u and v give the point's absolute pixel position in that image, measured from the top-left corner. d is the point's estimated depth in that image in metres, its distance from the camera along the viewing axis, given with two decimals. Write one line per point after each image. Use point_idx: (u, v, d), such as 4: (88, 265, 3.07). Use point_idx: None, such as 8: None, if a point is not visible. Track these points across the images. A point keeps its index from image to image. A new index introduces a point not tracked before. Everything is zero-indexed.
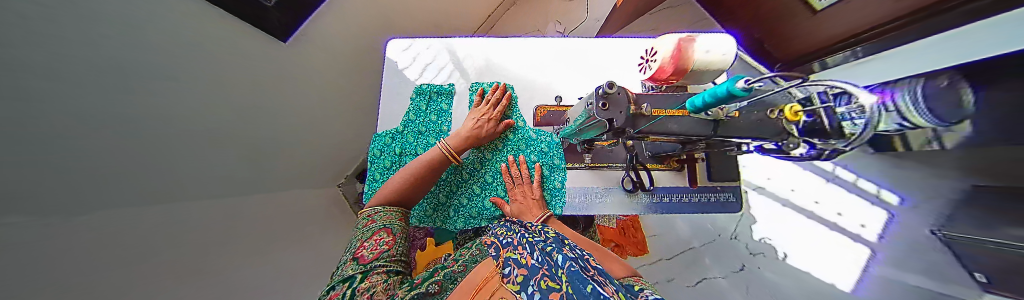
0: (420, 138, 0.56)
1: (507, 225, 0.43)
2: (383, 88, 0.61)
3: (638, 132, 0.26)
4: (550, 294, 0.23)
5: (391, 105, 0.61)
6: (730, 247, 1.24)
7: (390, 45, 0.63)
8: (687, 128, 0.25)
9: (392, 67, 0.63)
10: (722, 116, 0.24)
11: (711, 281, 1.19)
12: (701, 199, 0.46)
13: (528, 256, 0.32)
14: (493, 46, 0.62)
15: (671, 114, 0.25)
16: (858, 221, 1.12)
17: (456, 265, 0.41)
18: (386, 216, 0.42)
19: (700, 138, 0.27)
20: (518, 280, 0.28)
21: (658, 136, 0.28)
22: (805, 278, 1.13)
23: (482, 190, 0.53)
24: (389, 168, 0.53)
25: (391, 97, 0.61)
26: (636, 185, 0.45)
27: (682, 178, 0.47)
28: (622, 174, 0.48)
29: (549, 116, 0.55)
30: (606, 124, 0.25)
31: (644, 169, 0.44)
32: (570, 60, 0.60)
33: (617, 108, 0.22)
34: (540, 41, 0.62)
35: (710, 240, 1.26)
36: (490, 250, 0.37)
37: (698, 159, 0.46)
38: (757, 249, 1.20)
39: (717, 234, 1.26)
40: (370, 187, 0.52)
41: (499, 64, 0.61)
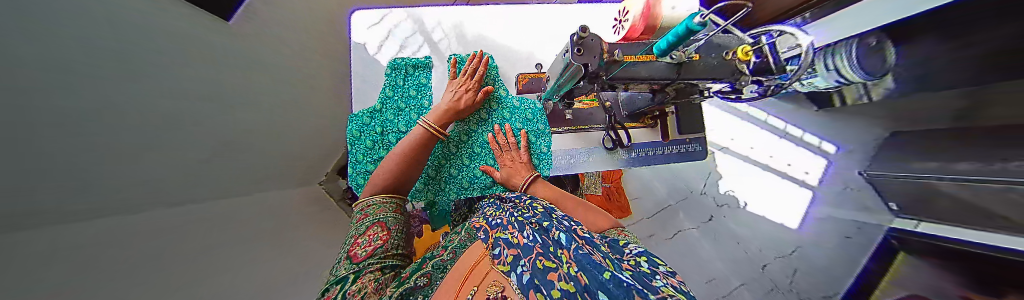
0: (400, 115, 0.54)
1: (496, 205, 0.47)
2: (354, 69, 0.58)
3: (610, 78, 0.27)
4: (547, 274, 0.23)
5: (366, 85, 0.58)
6: (700, 202, 1.38)
7: (354, 21, 0.58)
8: (655, 72, 0.28)
9: (360, 45, 0.59)
10: (685, 58, 0.26)
11: (684, 233, 1.34)
12: (672, 150, 0.51)
13: (518, 236, 0.33)
14: (467, 16, 0.62)
15: (639, 60, 0.27)
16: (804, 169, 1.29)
17: (445, 253, 0.43)
18: (378, 209, 0.41)
19: (668, 82, 0.30)
20: (508, 260, 0.29)
21: (632, 84, 0.30)
22: (760, 221, 1.30)
23: (471, 161, 0.54)
24: (373, 148, 0.52)
25: (364, 77, 0.58)
26: (616, 142, 0.49)
27: (655, 134, 0.51)
28: (603, 134, 0.51)
29: (531, 83, 0.58)
30: (580, 68, 0.26)
31: (622, 128, 0.48)
32: (544, 27, 0.62)
33: (589, 53, 0.25)
34: (513, 8, 0.62)
35: (683, 198, 1.39)
36: (481, 233, 0.39)
37: (669, 113, 0.50)
38: (723, 202, 1.36)
39: (689, 192, 1.40)
40: (355, 168, 0.52)
41: (476, 34, 0.61)
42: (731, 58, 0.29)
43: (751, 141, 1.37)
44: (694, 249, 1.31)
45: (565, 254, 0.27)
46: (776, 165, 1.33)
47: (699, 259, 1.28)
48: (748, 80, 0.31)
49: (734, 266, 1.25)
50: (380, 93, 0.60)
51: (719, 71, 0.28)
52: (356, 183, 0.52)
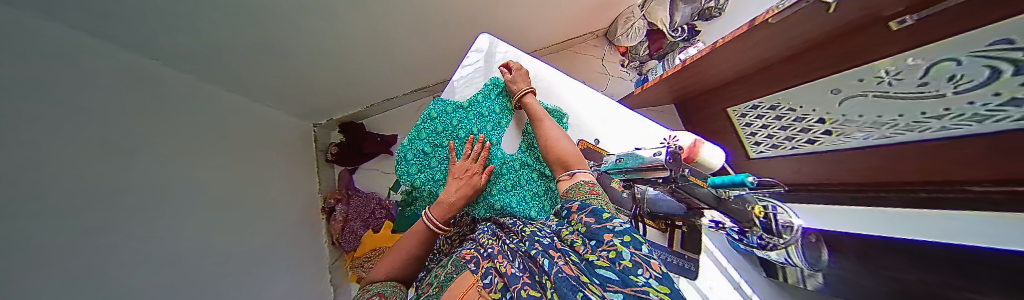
0: (424, 158, 0.76)
1: (489, 240, 0.57)
2: (463, 67, 0.87)
3: (682, 184, 0.46)
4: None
5: (465, 82, 0.87)
6: None
7: (484, 39, 0.88)
8: (704, 195, 0.43)
9: (477, 55, 0.88)
10: (723, 195, 0.42)
11: None
12: (668, 256, 0.63)
13: (508, 266, 0.42)
14: (561, 82, 0.86)
15: (697, 182, 0.45)
16: None
17: (431, 287, 0.47)
18: (379, 286, 0.53)
19: (711, 206, 0.44)
20: (499, 287, 0.39)
21: (687, 193, 0.46)
22: None
23: (512, 187, 0.73)
24: (441, 145, 0.76)
25: (469, 77, 0.87)
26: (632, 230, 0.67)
27: (663, 238, 0.65)
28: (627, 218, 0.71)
29: (586, 150, 0.79)
30: (663, 171, 0.47)
31: (643, 223, 0.64)
32: (610, 119, 0.82)
33: (676, 164, 0.44)
34: (596, 93, 0.85)
35: None
36: (472, 265, 0.46)
37: (679, 229, 0.63)
38: None
39: None
40: (427, 145, 0.76)
41: (557, 94, 0.85)
42: (752, 210, 0.41)
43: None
44: None
45: (548, 282, 0.37)
46: None
47: None
48: (759, 232, 0.42)
49: None
50: (470, 91, 0.87)
51: (742, 215, 0.42)
52: (421, 148, 0.76)
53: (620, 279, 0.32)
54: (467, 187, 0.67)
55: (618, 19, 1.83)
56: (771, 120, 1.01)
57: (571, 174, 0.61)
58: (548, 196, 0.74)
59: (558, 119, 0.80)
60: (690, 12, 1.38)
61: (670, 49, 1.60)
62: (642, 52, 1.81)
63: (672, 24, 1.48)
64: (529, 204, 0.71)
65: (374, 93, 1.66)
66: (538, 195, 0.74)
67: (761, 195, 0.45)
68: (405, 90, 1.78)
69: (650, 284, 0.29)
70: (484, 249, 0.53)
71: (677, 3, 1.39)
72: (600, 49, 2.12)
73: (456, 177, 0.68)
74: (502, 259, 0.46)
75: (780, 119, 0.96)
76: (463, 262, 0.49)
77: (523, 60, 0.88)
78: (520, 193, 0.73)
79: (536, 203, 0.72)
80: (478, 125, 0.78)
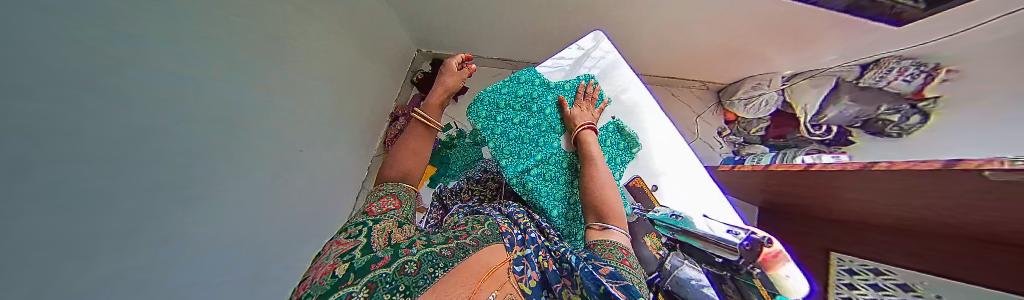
0: (493, 107, 0.80)
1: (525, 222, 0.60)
2: (562, 52, 0.88)
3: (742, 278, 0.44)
4: None
5: (556, 67, 0.88)
6: None
7: (593, 36, 0.88)
8: None
9: (580, 48, 0.88)
10: None
11: None
12: None
13: (548, 262, 0.46)
14: (647, 109, 0.82)
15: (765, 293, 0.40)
16: None
17: (467, 236, 0.49)
18: (392, 187, 0.60)
19: None
20: (532, 282, 0.41)
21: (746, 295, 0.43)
22: None
23: (550, 179, 0.73)
24: (511, 105, 0.80)
25: (564, 62, 0.88)
26: None
27: None
28: None
29: (637, 188, 0.74)
30: (733, 254, 0.43)
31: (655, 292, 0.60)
32: (677, 167, 0.77)
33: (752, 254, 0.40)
34: (675, 137, 0.80)
35: None
36: (506, 240, 0.48)
37: None
38: None
39: None
40: (498, 98, 0.81)
41: (638, 118, 0.82)
42: None
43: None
44: None
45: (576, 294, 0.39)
46: None
47: None
48: None
49: None
50: (555, 77, 0.88)
51: None
52: (492, 100, 0.81)
53: None
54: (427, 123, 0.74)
55: (747, 82, 1.55)
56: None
57: (604, 229, 0.51)
58: (574, 206, 0.69)
59: (630, 143, 0.75)
60: (851, 114, 1.07)
61: (794, 143, 1.28)
62: (754, 132, 1.51)
63: (815, 117, 1.19)
64: (560, 205, 0.69)
65: (466, 41, 1.80)
66: (570, 200, 0.70)
67: None
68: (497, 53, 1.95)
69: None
70: (517, 229, 0.56)
71: (840, 95, 1.11)
72: (703, 105, 1.85)
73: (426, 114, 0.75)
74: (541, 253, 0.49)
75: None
76: (500, 230, 0.52)
77: (622, 72, 0.86)
78: (555, 189, 0.72)
79: (564, 205, 0.69)
80: (551, 107, 0.80)
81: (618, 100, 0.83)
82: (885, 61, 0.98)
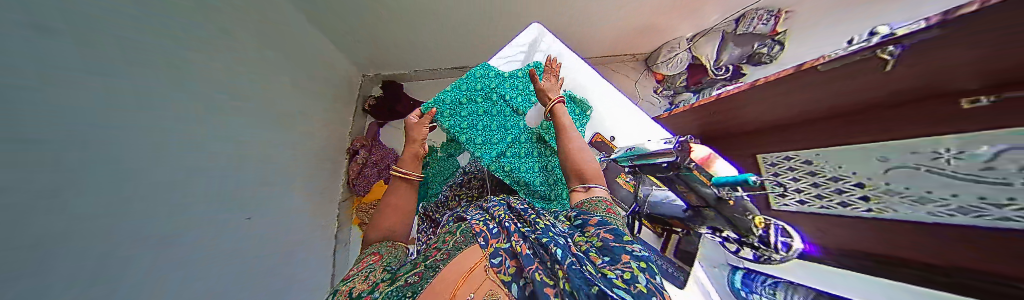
0: (456, 105, 0.83)
1: (502, 214, 0.59)
2: (508, 45, 0.95)
3: (682, 173, 0.54)
4: (546, 289, 0.32)
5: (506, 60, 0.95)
6: None
7: (533, 26, 0.98)
8: (708, 194, 0.51)
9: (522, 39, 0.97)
10: (727, 196, 0.49)
11: None
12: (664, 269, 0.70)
13: (521, 246, 0.43)
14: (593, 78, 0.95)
15: (702, 179, 0.52)
16: None
17: (440, 254, 0.48)
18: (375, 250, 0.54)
19: (712, 202, 0.52)
20: (510, 270, 0.40)
21: (689, 184, 0.54)
22: None
23: (524, 157, 0.79)
24: (472, 101, 0.84)
25: (511, 54, 0.95)
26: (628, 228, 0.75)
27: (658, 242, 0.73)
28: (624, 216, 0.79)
29: (599, 143, 0.86)
30: (669, 155, 0.52)
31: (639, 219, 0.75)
32: (630, 119, 0.90)
33: (683, 151, 0.51)
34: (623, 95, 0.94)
35: None
36: (481, 240, 0.48)
37: None
38: None
39: None
40: (459, 96, 0.84)
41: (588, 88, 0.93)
42: (750, 219, 0.46)
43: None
44: None
45: (560, 272, 0.35)
46: None
47: None
48: (752, 241, 0.46)
49: None
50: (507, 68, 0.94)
51: (741, 221, 0.47)
52: (453, 99, 0.83)
53: None
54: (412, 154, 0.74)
55: (663, 47, 1.88)
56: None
57: (587, 188, 0.58)
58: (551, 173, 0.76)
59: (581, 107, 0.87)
60: (739, 54, 1.37)
61: (708, 84, 1.56)
62: (678, 82, 1.83)
63: (715, 61, 1.49)
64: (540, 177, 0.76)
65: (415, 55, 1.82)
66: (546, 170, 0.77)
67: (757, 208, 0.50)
68: (448, 64, 2.01)
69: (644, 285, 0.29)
70: (494, 225, 0.55)
71: (728, 43, 1.42)
72: (636, 73, 2.15)
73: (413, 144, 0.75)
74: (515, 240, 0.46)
75: None
76: (473, 235, 0.51)
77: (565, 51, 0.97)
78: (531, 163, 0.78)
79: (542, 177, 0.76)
80: (509, 94, 0.87)
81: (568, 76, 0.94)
82: (750, 13, 1.31)
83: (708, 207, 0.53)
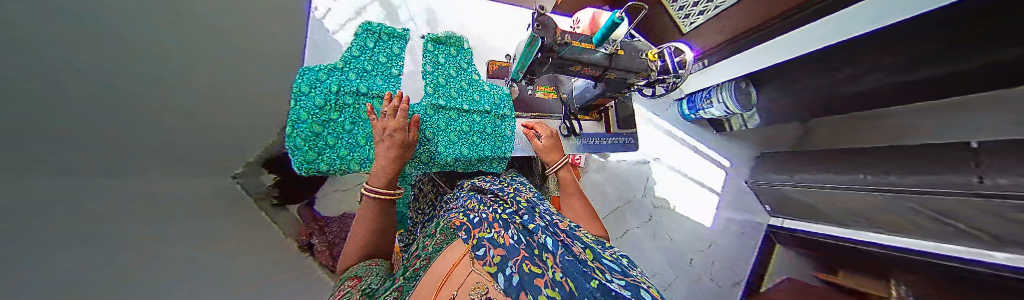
0: (318, 138, 0.60)
1: (477, 203, 0.55)
2: (309, 24, 0.66)
3: (561, 55, 0.44)
4: (535, 277, 0.24)
5: (325, 43, 0.68)
6: (643, 204, 1.64)
7: None
8: (595, 58, 0.45)
9: (320, 8, 0.69)
10: (611, 51, 0.45)
11: (632, 232, 1.57)
12: (612, 141, 0.87)
13: (505, 237, 0.37)
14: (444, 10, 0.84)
15: (582, 48, 0.44)
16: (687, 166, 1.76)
17: (418, 261, 0.44)
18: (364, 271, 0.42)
19: (604, 68, 0.48)
20: (493, 259, 0.32)
21: (576, 63, 0.46)
22: (684, 220, 1.66)
23: (438, 135, 0.70)
24: (329, 121, 0.60)
25: (324, 32, 0.68)
26: (569, 130, 0.79)
27: (600, 125, 0.86)
28: (559, 123, 0.80)
29: (498, 70, 0.87)
30: (539, 43, 0.41)
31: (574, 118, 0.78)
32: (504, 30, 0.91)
33: (546, 28, 0.38)
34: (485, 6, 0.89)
35: (629, 200, 1.62)
36: (461, 233, 0.43)
37: (609, 109, 0.87)
38: (658, 204, 1.65)
39: (636, 196, 1.64)
40: (300, 127, 0.57)
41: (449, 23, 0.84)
42: (645, 59, 0.49)
43: (668, 190, 1.69)
44: (639, 246, 1.55)
45: (551, 261, 0.30)
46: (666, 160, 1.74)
47: (642, 254, 1.53)
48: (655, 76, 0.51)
49: (671, 259, 1.56)
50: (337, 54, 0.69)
51: (638, 64, 0.50)
52: (299, 134, 0.57)
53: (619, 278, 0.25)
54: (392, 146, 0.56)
55: None
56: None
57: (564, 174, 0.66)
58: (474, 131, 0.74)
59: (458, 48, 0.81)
60: None
61: None
62: None
63: None
64: (467, 142, 0.73)
65: None
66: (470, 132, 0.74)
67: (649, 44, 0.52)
68: None
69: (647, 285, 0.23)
70: (472, 214, 0.49)
71: None
72: None
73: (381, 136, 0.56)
74: (496, 229, 0.40)
75: None
76: (453, 231, 0.47)
77: None
78: (452, 133, 0.71)
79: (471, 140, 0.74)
80: (365, 83, 0.65)
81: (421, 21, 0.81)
82: None
83: (605, 71, 0.49)
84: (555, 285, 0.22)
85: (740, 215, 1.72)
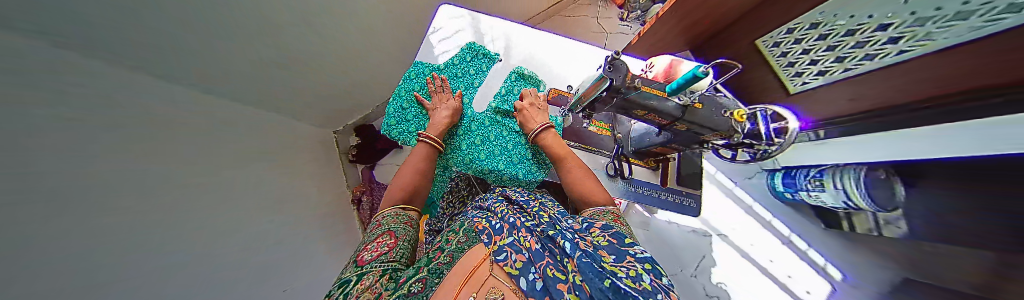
0: (402, 113, 0.79)
1: (505, 209, 0.57)
2: (424, 40, 0.87)
3: (628, 96, 0.43)
4: (559, 285, 0.28)
5: (430, 54, 0.86)
6: (689, 285, 1.30)
7: (441, 8, 0.90)
8: (668, 106, 0.43)
9: (436, 26, 0.88)
10: (689, 103, 0.42)
11: None
12: (669, 198, 0.76)
13: (524, 245, 0.37)
14: (527, 39, 0.94)
15: (655, 94, 0.42)
16: (769, 257, 1.33)
17: (442, 256, 0.44)
18: (393, 219, 0.55)
19: (675, 119, 0.44)
20: (516, 264, 0.33)
21: (646, 107, 0.44)
22: None
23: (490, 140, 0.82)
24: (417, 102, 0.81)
25: (432, 45, 0.87)
26: (617, 172, 0.73)
27: (656, 176, 0.78)
28: (608, 162, 0.76)
29: (558, 97, 0.85)
30: (606, 81, 0.40)
31: (624, 161, 0.73)
32: (577, 63, 0.96)
33: (618, 72, 0.38)
34: (564, 41, 0.96)
35: (671, 273, 1.33)
36: (484, 237, 0.44)
37: (672, 161, 0.78)
38: (713, 293, 1.27)
39: (679, 270, 1.33)
40: (399, 101, 0.80)
41: (529, 50, 0.93)
42: (729, 117, 0.42)
43: (733, 280, 1.29)
44: None
45: (572, 265, 0.33)
46: (734, 238, 1.38)
47: None
48: (740, 138, 0.43)
49: None
50: (435, 61, 0.86)
51: (722, 122, 0.44)
52: (396, 104, 0.79)
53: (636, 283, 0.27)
54: (447, 109, 0.77)
55: None
56: (798, 56, 0.95)
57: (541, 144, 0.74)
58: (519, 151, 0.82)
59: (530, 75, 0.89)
60: None
61: None
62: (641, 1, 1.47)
63: None
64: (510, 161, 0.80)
65: None
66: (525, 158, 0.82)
67: (741, 103, 0.46)
68: None
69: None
70: (496, 221, 0.50)
71: None
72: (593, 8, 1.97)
73: (438, 107, 0.78)
74: (519, 237, 0.40)
75: (800, 44, 0.89)
76: (476, 234, 0.49)
77: (486, 19, 0.93)
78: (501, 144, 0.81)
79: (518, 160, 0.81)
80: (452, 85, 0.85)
81: (505, 45, 0.93)
82: None
83: (674, 121, 0.45)
84: (576, 289, 0.28)
85: None
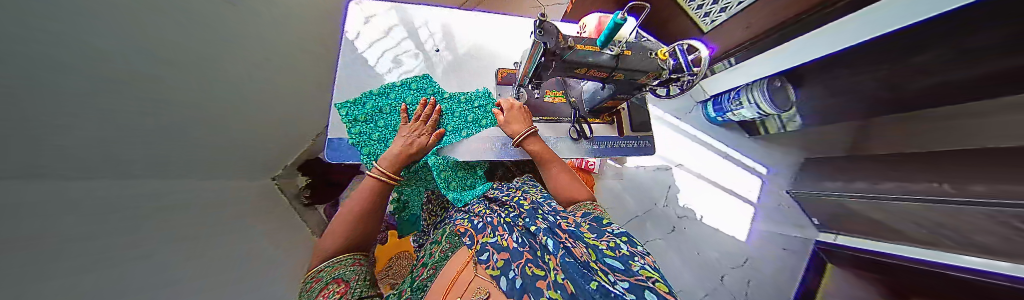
0: (360, 121, 0.71)
1: (485, 206, 0.57)
2: (342, 46, 0.76)
3: (565, 57, 0.44)
4: (536, 282, 0.27)
5: (354, 60, 0.76)
6: (664, 214, 1.52)
7: (351, 7, 0.79)
8: (603, 59, 0.45)
9: (352, 28, 0.78)
10: (619, 52, 0.45)
11: (652, 243, 1.45)
12: (626, 144, 0.83)
13: (503, 242, 0.39)
14: (460, 22, 0.89)
15: (589, 50, 0.45)
16: (714, 172, 1.61)
17: (425, 270, 0.47)
18: (336, 266, 0.43)
19: (611, 70, 0.48)
20: (497, 264, 0.35)
21: (585, 65, 0.47)
22: (715, 232, 1.50)
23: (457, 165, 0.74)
24: (381, 120, 0.72)
25: (352, 50, 0.77)
26: (579, 134, 0.77)
27: (613, 129, 0.83)
28: (569, 127, 0.79)
29: (507, 77, 0.85)
30: (541, 45, 0.42)
31: (583, 123, 0.77)
32: (518, 36, 0.94)
33: (548, 34, 0.39)
34: (499, 17, 0.94)
35: (649, 210, 1.52)
36: (466, 239, 0.45)
37: (622, 111, 0.85)
38: (683, 214, 1.52)
39: (655, 205, 1.53)
40: (361, 112, 0.71)
41: (465, 33, 0.89)
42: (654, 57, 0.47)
43: (694, 199, 1.55)
44: (664, 258, 1.42)
45: (553, 262, 0.32)
46: (689, 165, 1.62)
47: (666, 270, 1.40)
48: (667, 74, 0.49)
49: (701, 278, 1.40)
50: (361, 68, 0.77)
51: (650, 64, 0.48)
52: (357, 116, 0.70)
53: (623, 268, 0.26)
54: (417, 140, 0.63)
55: None
56: None
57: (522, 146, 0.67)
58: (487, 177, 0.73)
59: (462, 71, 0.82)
60: None
61: None
62: None
63: None
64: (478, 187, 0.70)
65: None
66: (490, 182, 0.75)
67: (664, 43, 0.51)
68: None
69: (647, 269, 0.26)
70: (478, 220, 0.51)
71: None
72: None
73: (404, 134, 0.63)
74: (499, 233, 0.42)
75: None
76: (458, 238, 0.49)
77: (408, 9, 0.84)
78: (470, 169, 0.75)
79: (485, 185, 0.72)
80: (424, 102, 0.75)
81: (438, 33, 0.86)
82: None
83: (612, 73, 0.49)
84: (557, 287, 0.26)
85: (783, 227, 1.53)
